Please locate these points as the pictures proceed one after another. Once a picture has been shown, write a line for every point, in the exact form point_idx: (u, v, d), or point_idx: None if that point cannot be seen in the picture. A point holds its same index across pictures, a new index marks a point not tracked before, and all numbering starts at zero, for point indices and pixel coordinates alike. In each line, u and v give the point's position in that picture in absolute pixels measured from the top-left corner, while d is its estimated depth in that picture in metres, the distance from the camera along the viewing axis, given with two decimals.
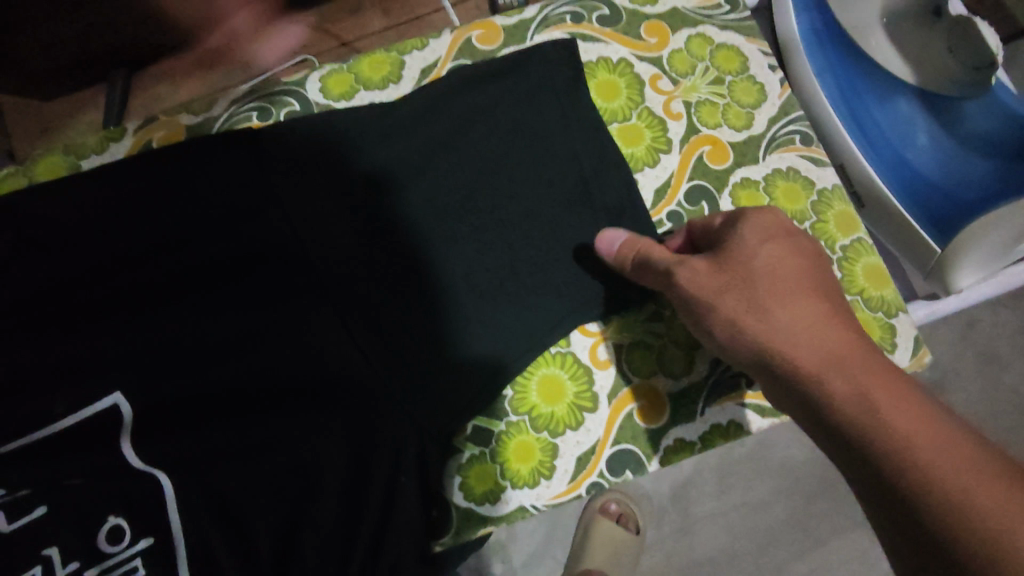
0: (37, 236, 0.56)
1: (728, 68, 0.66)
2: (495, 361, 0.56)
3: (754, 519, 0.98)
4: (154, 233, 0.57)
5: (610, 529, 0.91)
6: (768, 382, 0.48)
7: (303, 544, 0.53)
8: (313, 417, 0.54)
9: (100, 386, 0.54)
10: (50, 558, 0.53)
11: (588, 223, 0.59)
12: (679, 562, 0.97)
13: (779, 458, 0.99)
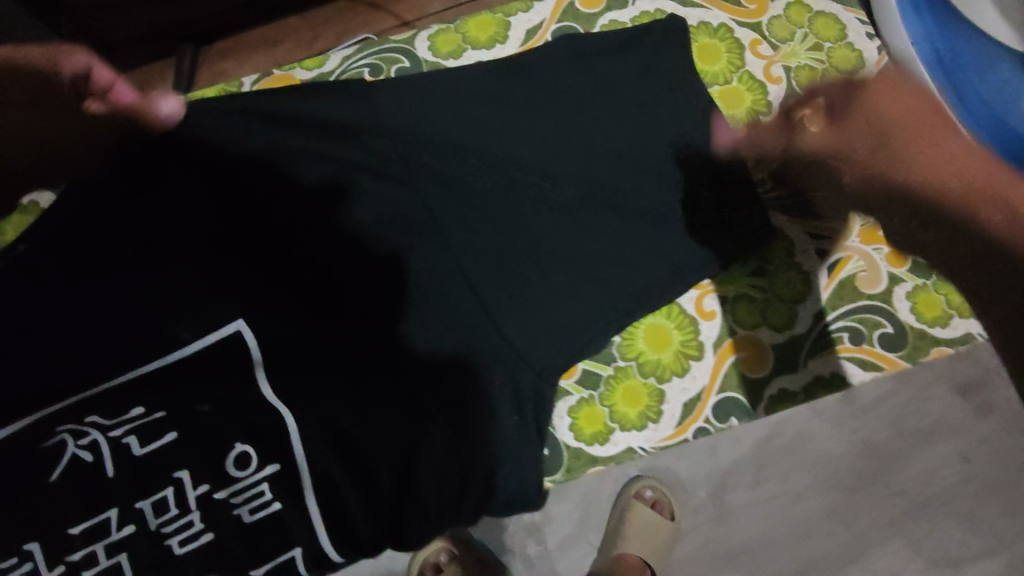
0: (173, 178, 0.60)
1: (828, 35, 0.67)
2: (605, 307, 0.58)
3: (799, 508, 0.73)
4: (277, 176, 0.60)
5: (646, 517, 0.69)
6: None
7: (419, 476, 0.56)
8: (432, 350, 0.57)
9: (227, 313, 0.58)
10: (180, 480, 0.55)
11: (696, 178, 0.60)
12: (718, 558, 0.72)
13: (817, 447, 0.72)
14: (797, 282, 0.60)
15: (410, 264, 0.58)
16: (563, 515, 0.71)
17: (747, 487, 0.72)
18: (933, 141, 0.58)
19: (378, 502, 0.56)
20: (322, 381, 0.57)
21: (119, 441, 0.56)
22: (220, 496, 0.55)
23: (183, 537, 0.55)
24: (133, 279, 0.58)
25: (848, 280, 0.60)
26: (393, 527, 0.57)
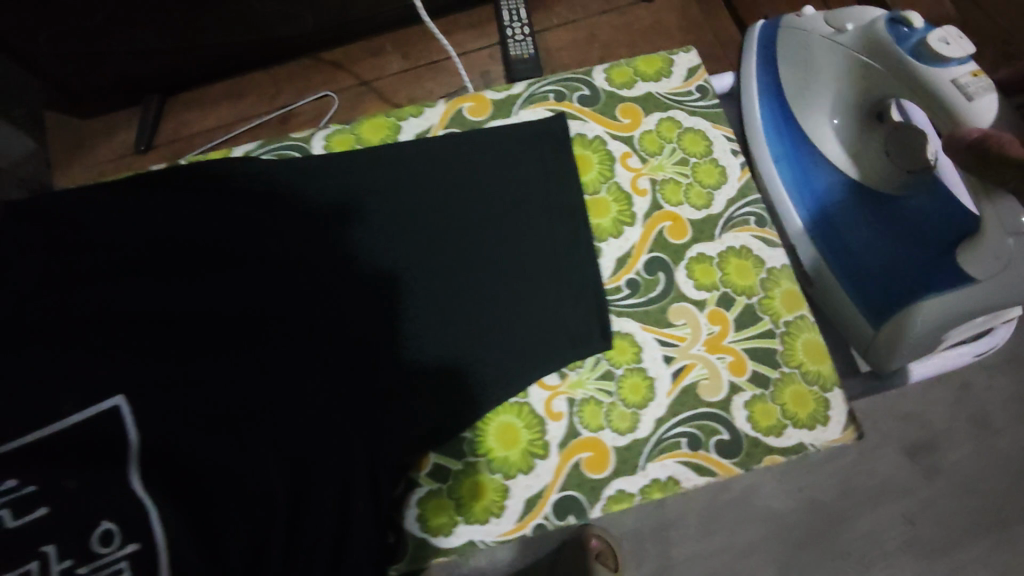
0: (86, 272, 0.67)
1: (694, 150, 0.73)
2: (448, 409, 0.63)
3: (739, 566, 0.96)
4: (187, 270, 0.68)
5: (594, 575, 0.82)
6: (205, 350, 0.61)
7: (269, 558, 0.59)
8: (288, 442, 0.62)
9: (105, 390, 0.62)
10: (46, 555, 0.59)
11: (548, 301, 0.66)
12: None
13: (764, 503, 0.99)
14: (643, 387, 0.64)
15: (286, 355, 0.65)
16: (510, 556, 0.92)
17: (692, 539, 0.97)
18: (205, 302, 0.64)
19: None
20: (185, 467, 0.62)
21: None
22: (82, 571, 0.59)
23: None
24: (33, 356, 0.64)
25: (690, 388, 0.64)
26: None
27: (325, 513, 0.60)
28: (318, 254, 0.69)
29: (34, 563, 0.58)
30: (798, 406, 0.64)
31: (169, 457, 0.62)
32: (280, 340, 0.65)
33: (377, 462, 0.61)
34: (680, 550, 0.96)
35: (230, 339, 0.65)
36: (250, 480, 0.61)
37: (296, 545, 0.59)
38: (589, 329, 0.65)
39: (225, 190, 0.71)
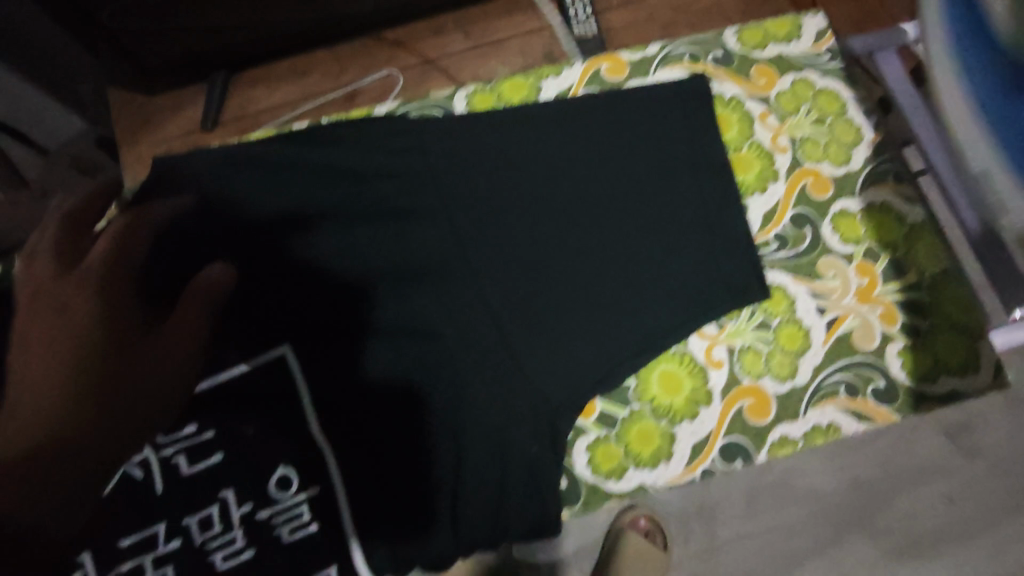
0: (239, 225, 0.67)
1: (829, 110, 0.74)
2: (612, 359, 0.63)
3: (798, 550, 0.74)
4: (340, 224, 0.68)
5: (638, 543, 0.70)
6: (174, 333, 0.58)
7: (446, 499, 0.60)
8: (458, 390, 0.62)
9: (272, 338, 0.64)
10: (225, 500, 0.59)
11: (704, 252, 0.66)
12: None
13: (805, 484, 0.75)
14: (798, 337, 0.66)
15: (447, 306, 0.65)
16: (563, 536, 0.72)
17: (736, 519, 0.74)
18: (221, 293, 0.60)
19: (409, 523, 0.59)
20: (355, 414, 0.62)
21: (268, 518, 0.59)
22: (262, 515, 0.59)
23: (226, 554, 0.58)
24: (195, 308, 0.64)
25: (844, 336, 0.66)
26: (421, 544, 0.59)
27: (499, 456, 0.61)
28: (469, 204, 0.68)
29: (215, 507, 0.59)
30: (949, 355, 0.66)
31: (339, 406, 0.62)
32: (441, 292, 0.66)
33: (546, 409, 0.62)
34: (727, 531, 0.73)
35: (390, 290, 0.66)
36: (422, 426, 0.62)
37: (470, 487, 0.60)
38: (747, 279, 0.66)
39: (367, 139, 0.69)
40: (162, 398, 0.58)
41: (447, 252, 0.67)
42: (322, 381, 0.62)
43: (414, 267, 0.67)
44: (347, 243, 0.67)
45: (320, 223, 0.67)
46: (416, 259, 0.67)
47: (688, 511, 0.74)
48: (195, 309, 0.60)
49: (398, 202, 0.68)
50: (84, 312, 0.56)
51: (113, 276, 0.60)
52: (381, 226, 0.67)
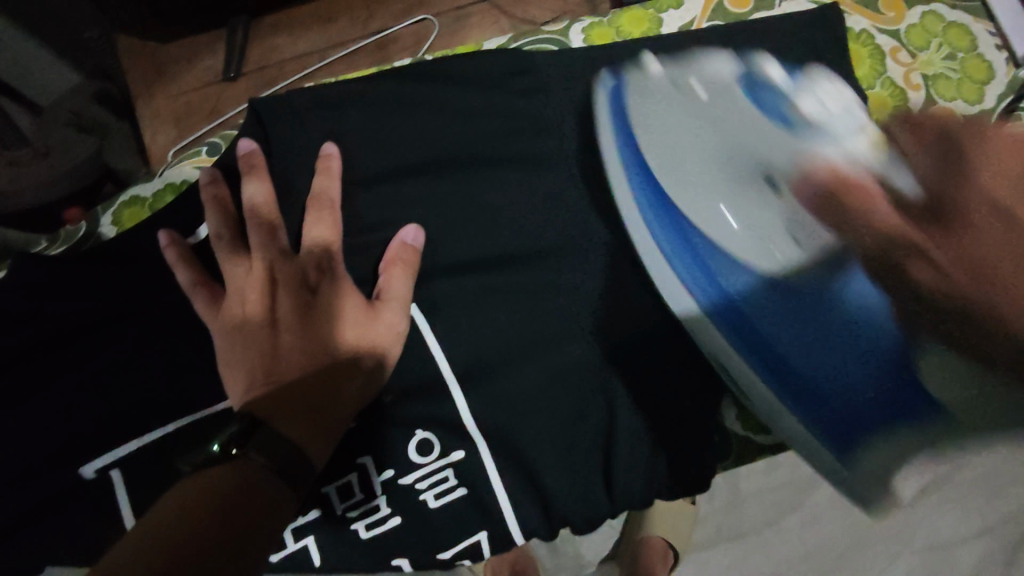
0: (350, 174, 0.62)
1: (960, 45, 0.71)
2: None
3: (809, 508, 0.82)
4: (459, 168, 0.63)
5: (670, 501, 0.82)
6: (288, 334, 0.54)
7: (599, 459, 0.57)
8: (602, 343, 0.59)
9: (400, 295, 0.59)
10: (364, 466, 0.56)
11: None
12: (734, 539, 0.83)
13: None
14: None
15: (579, 255, 0.61)
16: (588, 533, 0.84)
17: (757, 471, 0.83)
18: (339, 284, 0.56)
19: (561, 484, 0.56)
20: (495, 372, 0.58)
21: (411, 484, 0.56)
22: (406, 480, 0.56)
23: (370, 522, 0.55)
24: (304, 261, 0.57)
25: None
26: (575, 504, 0.56)
27: (651, 413, 0.58)
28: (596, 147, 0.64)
29: (354, 475, 0.56)
30: None
31: (478, 364, 0.58)
32: (575, 242, 0.62)
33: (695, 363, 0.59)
34: (749, 484, 0.84)
35: (519, 239, 0.61)
36: (567, 383, 0.58)
37: (623, 446, 0.57)
38: None
39: (483, 82, 0.65)
40: (359, 376, 0.54)
41: (573, 198, 0.63)
42: (455, 337, 0.59)
43: (544, 216, 0.62)
44: (467, 189, 0.62)
45: (439, 171, 0.62)
46: (544, 205, 0.62)
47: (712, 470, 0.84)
48: (391, 283, 0.57)
49: (520, 147, 0.64)
50: (293, 317, 0.54)
51: (303, 264, 0.56)
52: (502, 170, 0.63)
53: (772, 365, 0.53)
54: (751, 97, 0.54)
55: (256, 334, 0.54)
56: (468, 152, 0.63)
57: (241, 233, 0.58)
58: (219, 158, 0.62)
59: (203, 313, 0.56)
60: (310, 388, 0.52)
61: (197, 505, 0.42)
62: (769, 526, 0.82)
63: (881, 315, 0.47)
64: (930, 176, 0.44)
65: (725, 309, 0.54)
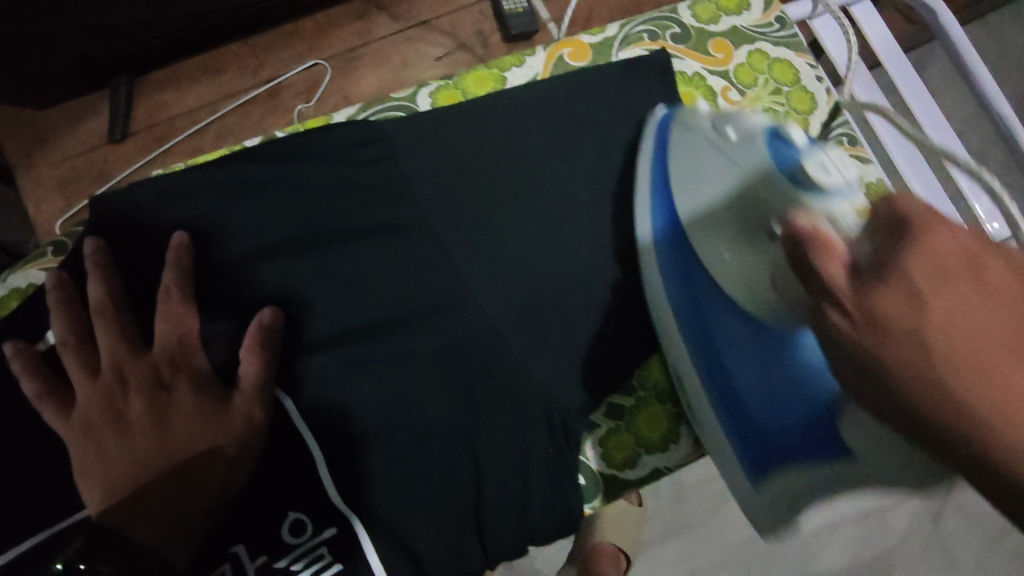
0: (205, 260, 0.62)
1: (785, 79, 0.77)
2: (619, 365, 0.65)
3: None
4: (314, 241, 0.63)
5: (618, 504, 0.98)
6: (139, 438, 0.53)
7: (470, 514, 0.59)
8: (465, 402, 0.61)
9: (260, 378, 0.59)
10: (237, 555, 0.56)
11: None
12: (678, 528, 1.05)
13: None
14: None
15: (441, 316, 0.63)
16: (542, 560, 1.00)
17: (699, 469, 1.07)
18: (198, 378, 0.56)
19: (437, 545, 0.58)
20: (359, 446, 0.59)
21: (285, 566, 0.56)
22: (281, 563, 0.56)
23: None
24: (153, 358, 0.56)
25: None
26: (453, 560, 0.59)
27: (516, 465, 0.60)
28: (448, 209, 0.66)
29: (226, 566, 0.56)
30: None
31: (343, 438, 0.59)
32: (435, 308, 0.63)
33: (556, 408, 0.62)
34: (690, 479, 1.05)
35: (379, 306, 0.63)
36: (433, 445, 0.60)
37: (491, 499, 0.60)
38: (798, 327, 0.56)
39: (334, 153, 0.66)
40: (221, 469, 0.54)
41: (431, 261, 0.65)
42: (320, 414, 0.59)
43: (404, 284, 0.64)
44: (324, 260, 0.63)
45: (296, 249, 0.63)
46: (402, 271, 0.64)
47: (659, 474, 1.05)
48: (253, 370, 0.57)
49: (375, 214, 0.65)
50: (143, 418, 0.53)
51: (156, 360, 0.56)
52: (357, 238, 0.64)
53: (720, 385, 0.60)
54: (773, 151, 0.52)
55: (106, 437, 0.53)
56: (322, 223, 0.64)
57: (89, 334, 0.58)
58: (66, 256, 0.61)
59: (52, 422, 0.55)
60: (164, 492, 0.51)
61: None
62: (713, 515, 1.05)
63: (825, 382, 0.53)
64: (882, 244, 0.42)
65: (671, 240, 0.62)
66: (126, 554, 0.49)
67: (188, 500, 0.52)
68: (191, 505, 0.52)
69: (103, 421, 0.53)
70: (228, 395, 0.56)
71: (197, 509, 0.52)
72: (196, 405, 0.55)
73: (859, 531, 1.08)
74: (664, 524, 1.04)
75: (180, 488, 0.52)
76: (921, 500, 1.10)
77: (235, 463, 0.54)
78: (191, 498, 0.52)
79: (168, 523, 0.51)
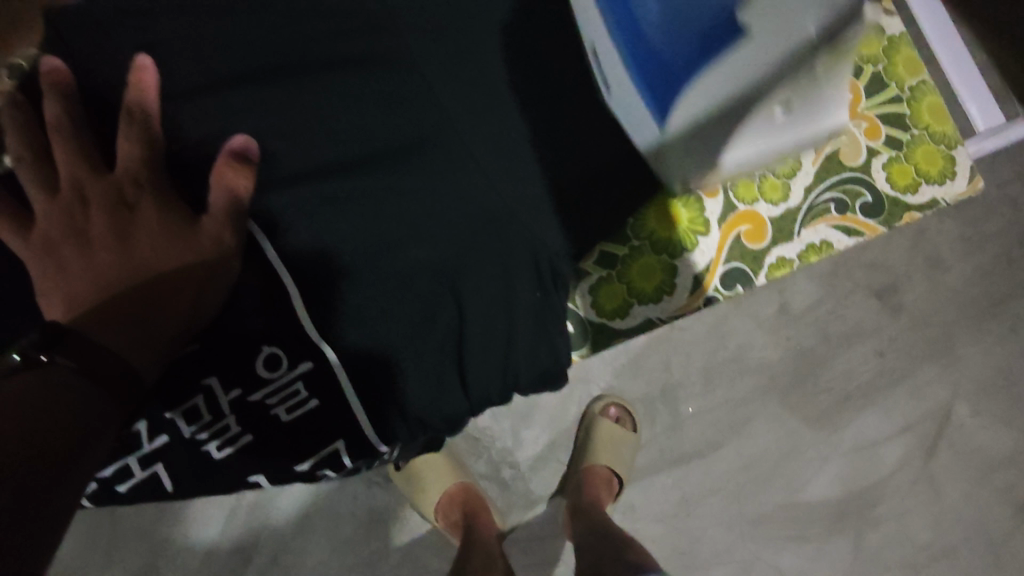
0: (172, 87, 0.58)
1: None
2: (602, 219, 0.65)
3: (743, 413, 0.91)
4: (289, 71, 0.59)
5: (607, 426, 0.87)
6: (104, 255, 0.50)
7: (452, 356, 0.57)
8: (449, 242, 0.57)
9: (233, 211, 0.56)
10: (210, 387, 0.54)
11: None
12: (675, 459, 0.91)
13: (756, 356, 0.91)
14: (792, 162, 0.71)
15: (424, 153, 0.59)
16: (540, 477, 0.92)
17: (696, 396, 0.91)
18: (165, 200, 0.53)
19: (417, 386, 0.56)
20: (337, 281, 0.56)
21: (260, 401, 0.54)
22: (256, 398, 0.54)
23: (221, 443, 0.54)
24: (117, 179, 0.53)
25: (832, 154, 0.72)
26: (435, 402, 0.57)
27: (501, 308, 0.59)
28: (433, 42, 0.61)
29: (199, 397, 0.54)
30: (929, 164, 0.73)
31: (320, 274, 0.56)
32: (417, 147, 0.59)
33: (540, 252, 0.61)
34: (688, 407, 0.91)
35: (357, 142, 0.59)
36: (415, 285, 0.57)
37: (475, 341, 0.58)
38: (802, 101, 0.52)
39: None
40: (191, 289, 0.52)
41: (415, 96, 0.60)
42: (296, 249, 0.56)
43: (385, 120, 0.59)
44: (298, 90, 0.59)
45: (268, 78, 0.59)
46: (382, 106, 0.59)
47: (655, 398, 0.91)
48: (225, 191, 0.54)
49: (355, 45, 0.60)
50: (105, 235, 0.51)
51: (119, 180, 0.53)
52: (334, 69, 0.59)
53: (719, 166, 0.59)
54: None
55: (69, 254, 0.50)
56: (297, 53, 0.59)
57: (47, 155, 0.54)
58: (24, 79, 0.57)
59: (9, 241, 0.52)
60: (131, 305, 0.49)
61: (10, 415, 0.38)
62: (710, 446, 0.91)
63: (803, 84, 0.48)
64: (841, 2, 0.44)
65: (685, 120, 0.53)
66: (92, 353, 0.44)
67: (157, 316, 0.49)
68: (159, 320, 0.49)
69: (65, 238, 0.51)
70: (199, 218, 0.53)
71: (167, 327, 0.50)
72: (165, 226, 0.52)
73: (848, 463, 0.91)
74: (659, 453, 0.91)
75: (148, 304, 0.50)
76: (912, 436, 0.91)
77: (207, 284, 0.52)
78: (161, 314, 0.50)
79: (134, 333, 0.48)
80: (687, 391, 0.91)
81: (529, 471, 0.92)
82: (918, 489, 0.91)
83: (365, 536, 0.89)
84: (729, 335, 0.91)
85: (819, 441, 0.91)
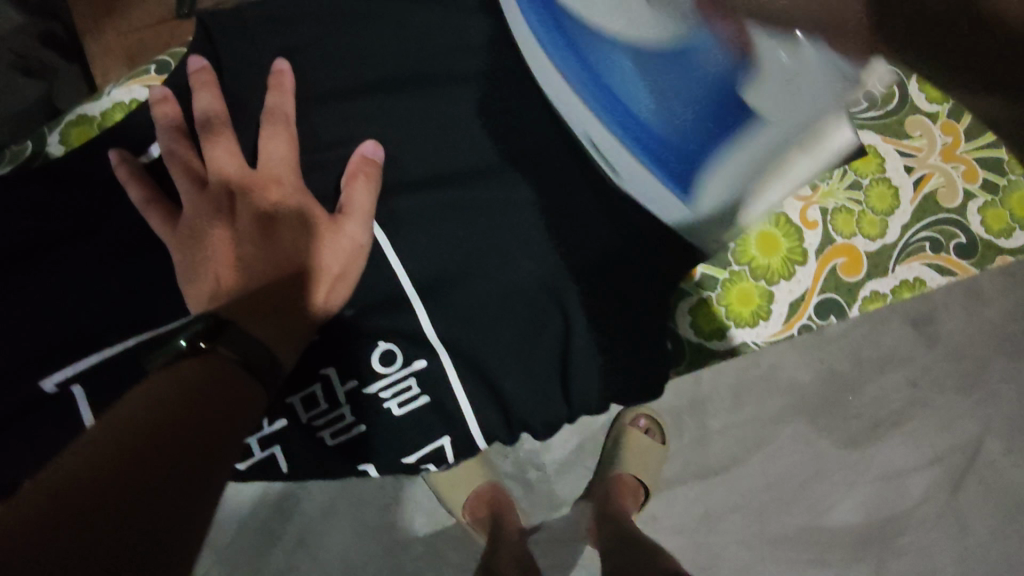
0: (306, 90, 0.61)
1: None
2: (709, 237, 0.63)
3: (773, 434, 0.85)
4: (414, 80, 0.62)
5: (639, 438, 0.83)
6: (246, 247, 0.53)
7: (556, 363, 0.59)
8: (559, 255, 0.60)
9: None
10: (329, 377, 0.57)
11: None
12: (698, 474, 0.85)
13: (788, 377, 0.84)
14: (888, 197, 0.76)
15: (538, 166, 0.61)
16: (568, 483, 0.85)
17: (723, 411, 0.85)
18: (299, 198, 0.56)
19: (522, 390, 0.59)
20: (450, 285, 0.59)
21: (375, 393, 0.57)
22: (370, 390, 0.57)
23: (335, 431, 0.57)
24: (258, 175, 0.56)
25: (929, 195, 0.76)
26: (535, 407, 0.59)
27: (602, 320, 0.60)
28: None
29: (317, 385, 0.57)
30: (994, 224, 0.77)
31: (438, 278, 0.59)
32: (529, 161, 0.61)
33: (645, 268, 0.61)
34: (716, 423, 0.84)
35: (474, 152, 0.61)
36: (525, 292, 0.59)
37: (576, 350, 0.59)
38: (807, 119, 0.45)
39: None
40: (322, 286, 0.54)
41: (530, 110, 0.62)
42: (416, 252, 0.59)
43: (501, 133, 0.62)
44: (420, 99, 0.61)
45: (393, 86, 0.61)
46: (501, 118, 0.62)
47: (683, 409, 0.85)
48: (358, 191, 0.57)
49: (476, 59, 0.62)
50: (249, 229, 0.53)
51: (261, 177, 0.55)
52: (456, 80, 0.62)
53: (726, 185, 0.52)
54: None
55: (214, 243, 0.53)
56: (422, 63, 0.62)
57: (192, 148, 0.57)
58: (171, 76, 0.61)
59: (157, 230, 0.55)
60: (273, 297, 0.51)
61: (185, 395, 0.40)
62: (737, 461, 0.84)
63: (724, 63, 0.42)
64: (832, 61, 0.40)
65: (667, 154, 0.52)
66: (246, 340, 0.46)
67: (296, 309, 0.52)
68: (296, 313, 0.52)
69: (210, 228, 0.53)
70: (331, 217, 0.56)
71: (303, 320, 0.52)
72: (300, 221, 0.55)
73: (874, 491, 0.85)
74: (682, 466, 0.85)
75: (287, 298, 0.52)
76: (941, 469, 0.85)
77: (334, 281, 0.55)
78: (297, 308, 0.52)
79: (277, 327, 0.50)
80: (720, 407, 0.84)
81: (557, 475, 0.86)
82: (942, 524, 0.85)
83: (389, 526, 0.84)
84: (762, 354, 0.83)
85: (845, 467, 0.85)
